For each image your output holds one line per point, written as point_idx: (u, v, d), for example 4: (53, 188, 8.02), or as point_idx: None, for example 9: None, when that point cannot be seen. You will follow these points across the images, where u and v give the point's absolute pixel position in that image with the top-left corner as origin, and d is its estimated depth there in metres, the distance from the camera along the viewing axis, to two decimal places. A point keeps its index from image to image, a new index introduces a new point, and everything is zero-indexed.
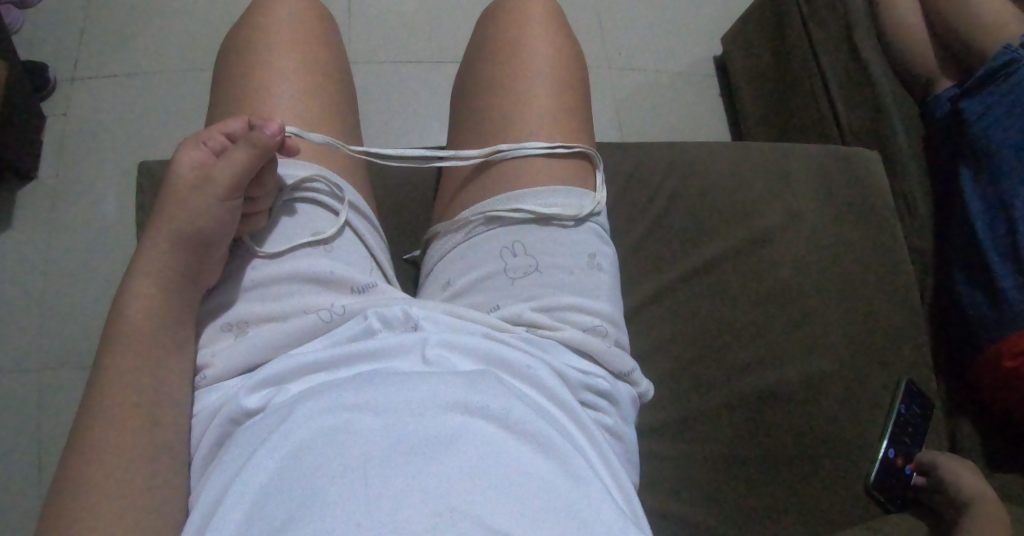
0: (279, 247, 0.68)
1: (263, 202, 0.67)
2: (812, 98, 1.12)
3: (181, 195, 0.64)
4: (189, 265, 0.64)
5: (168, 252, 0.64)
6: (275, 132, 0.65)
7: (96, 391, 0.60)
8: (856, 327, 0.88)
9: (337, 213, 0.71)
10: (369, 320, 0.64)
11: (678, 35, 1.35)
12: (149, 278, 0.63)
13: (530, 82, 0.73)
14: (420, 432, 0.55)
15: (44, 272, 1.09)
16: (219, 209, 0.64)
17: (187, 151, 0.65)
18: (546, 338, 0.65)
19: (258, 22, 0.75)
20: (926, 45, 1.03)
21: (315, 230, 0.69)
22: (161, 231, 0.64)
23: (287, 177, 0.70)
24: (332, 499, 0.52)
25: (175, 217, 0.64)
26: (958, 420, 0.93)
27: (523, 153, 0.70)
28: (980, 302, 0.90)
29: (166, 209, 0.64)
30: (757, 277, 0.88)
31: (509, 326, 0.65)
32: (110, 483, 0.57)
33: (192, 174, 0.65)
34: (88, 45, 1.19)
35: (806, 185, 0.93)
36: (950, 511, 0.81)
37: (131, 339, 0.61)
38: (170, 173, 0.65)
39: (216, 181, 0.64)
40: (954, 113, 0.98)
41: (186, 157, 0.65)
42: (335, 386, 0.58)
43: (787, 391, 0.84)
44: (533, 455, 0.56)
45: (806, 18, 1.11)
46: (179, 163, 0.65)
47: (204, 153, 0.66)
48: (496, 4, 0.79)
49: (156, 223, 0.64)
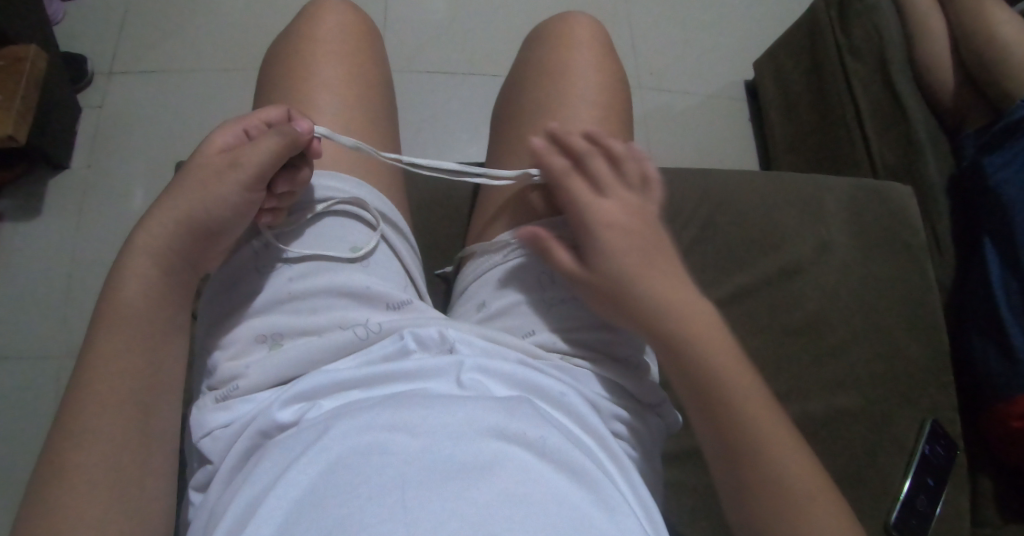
0: (310, 257, 0.68)
1: (293, 198, 0.67)
2: (845, 130, 1.11)
3: (202, 174, 0.64)
4: (192, 250, 0.64)
5: (172, 231, 0.63)
6: (307, 129, 0.66)
7: (125, 393, 0.60)
8: (886, 367, 0.89)
9: (373, 229, 0.71)
10: (404, 341, 0.64)
11: (710, 58, 1.35)
12: (147, 259, 0.63)
13: (575, 108, 0.74)
14: (458, 455, 0.56)
15: (71, 262, 1.09)
16: (238, 197, 0.64)
17: (224, 135, 0.67)
18: (578, 367, 0.67)
19: (305, 31, 0.76)
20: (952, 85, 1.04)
21: (353, 245, 0.69)
22: (172, 207, 0.64)
23: (330, 192, 0.70)
24: (371, 521, 0.52)
25: (188, 194, 0.64)
26: (976, 472, 0.91)
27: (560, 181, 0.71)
28: (991, 358, 0.90)
29: (184, 184, 0.64)
30: (785, 309, 0.90)
31: (543, 353, 0.67)
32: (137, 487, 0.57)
33: (219, 154, 0.65)
34: (127, 39, 1.20)
35: (839, 218, 0.94)
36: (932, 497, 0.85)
37: (157, 342, 0.62)
38: (200, 151, 0.66)
39: (243, 167, 0.64)
40: (973, 167, 0.98)
41: (221, 140, 0.67)
42: (373, 406, 0.60)
43: (810, 425, 0.86)
44: (567, 484, 0.57)
45: (842, 48, 1.11)
46: (211, 144, 0.66)
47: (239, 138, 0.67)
48: (545, 24, 0.80)
49: (170, 197, 0.65)
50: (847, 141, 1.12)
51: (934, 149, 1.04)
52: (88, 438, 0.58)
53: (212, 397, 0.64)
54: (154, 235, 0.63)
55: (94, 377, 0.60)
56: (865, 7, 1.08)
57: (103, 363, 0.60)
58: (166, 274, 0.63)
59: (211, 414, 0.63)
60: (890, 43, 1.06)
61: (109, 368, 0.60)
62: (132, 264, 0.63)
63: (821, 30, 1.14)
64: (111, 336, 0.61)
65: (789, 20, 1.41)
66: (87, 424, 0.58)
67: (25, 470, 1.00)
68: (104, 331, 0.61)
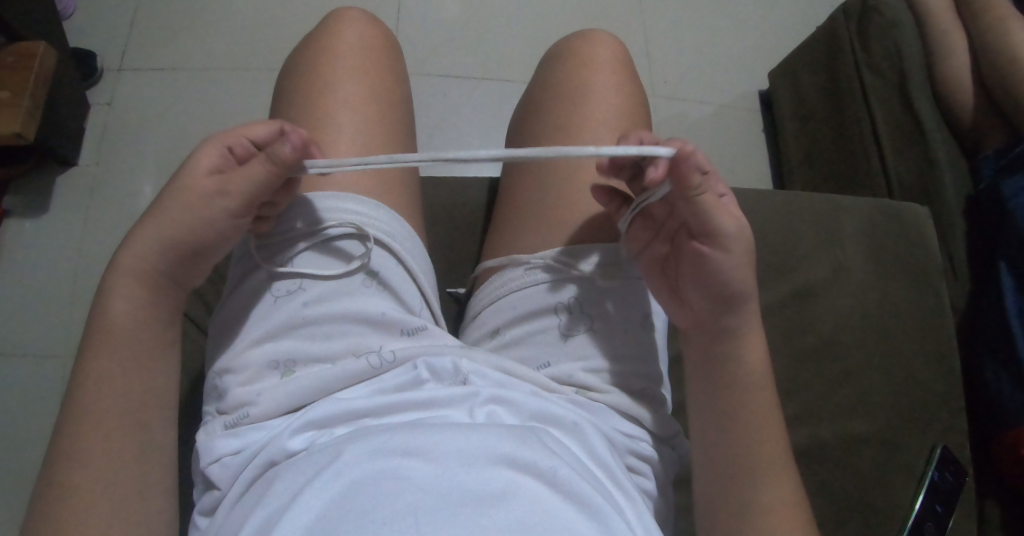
0: (304, 276, 0.67)
1: (279, 210, 0.67)
2: (863, 147, 1.10)
3: (188, 193, 0.63)
4: (182, 272, 0.64)
5: (158, 250, 0.63)
6: (300, 150, 0.63)
7: (122, 409, 0.60)
8: (898, 392, 0.89)
9: (364, 243, 0.68)
10: (418, 371, 0.65)
11: (727, 67, 1.34)
12: (133, 279, 0.62)
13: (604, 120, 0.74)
14: (470, 484, 0.57)
15: (78, 260, 1.08)
16: (226, 224, 0.64)
17: (212, 151, 0.64)
18: (595, 401, 0.68)
19: (324, 43, 0.75)
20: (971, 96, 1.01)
21: (343, 260, 0.68)
22: (157, 226, 0.63)
23: (340, 213, 0.68)
24: None
25: (173, 214, 0.63)
26: (985, 500, 0.90)
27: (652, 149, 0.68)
28: (1002, 382, 0.90)
29: (169, 202, 0.63)
30: (798, 332, 0.90)
31: (562, 387, 0.68)
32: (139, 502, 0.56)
33: (208, 175, 0.63)
34: (138, 35, 1.19)
35: (855, 241, 0.94)
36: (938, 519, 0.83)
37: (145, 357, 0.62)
38: (186, 165, 0.64)
39: (230, 196, 0.63)
40: (992, 188, 0.96)
41: (208, 155, 0.64)
42: (386, 430, 0.60)
43: (821, 450, 0.86)
44: (577, 516, 0.57)
45: (862, 64, 1.10)
46: (198, 160, 0.64)
47: (227, 156, 0.64)
48: (565, 43, 0.82)
49: (154, 213, 0.63)
50: (863, 160, 1.10)
51: (952, 169, 1.02)
52: (103, 458, 0.58)
53: (222, 423, 0.63)
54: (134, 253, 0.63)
55: (111, 395, 0.60)
56: (886, 23, 1.06)
57: (119, 382, 0.60)
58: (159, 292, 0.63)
59: (219, 440, 0.62)
60: (911, 60, 1.04)
61: (124, 388, 0.60)
62: (119, 281, 0.62)
63: (840, 45, 1.13)
64: (125, 355, 0.61)
65: (806, 31, 1.40)
66: (104, 444, 0.59)
67: (28, 471, 0.99)
68: (117, 350, 0.61)
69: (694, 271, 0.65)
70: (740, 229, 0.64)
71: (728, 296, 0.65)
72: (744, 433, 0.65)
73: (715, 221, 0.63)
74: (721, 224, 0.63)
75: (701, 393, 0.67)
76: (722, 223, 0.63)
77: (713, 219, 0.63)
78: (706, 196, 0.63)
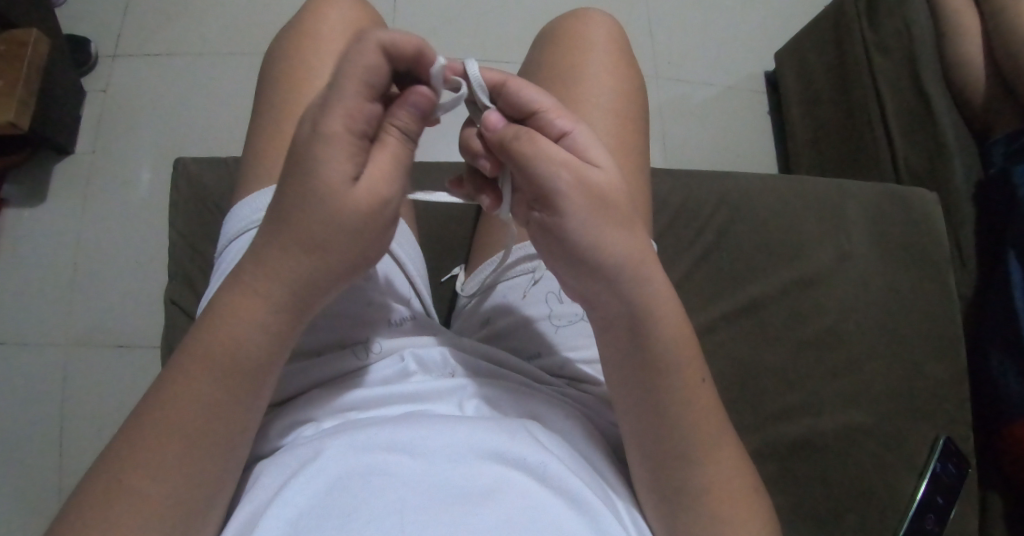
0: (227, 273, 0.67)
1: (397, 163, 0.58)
2: (868, 128, 1.07)
3: (377, 166, 0.56)
4: (296, 277, 0.57)
5: (377, 215, 0.56)
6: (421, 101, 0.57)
7: None
8: (900, 382, 0.87)
9: None
10: (406, 362, 0.66)
11: (730, 47, 1.31)
12: (274, 282, 0.56)
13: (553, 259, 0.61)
14: (456, 479, 0.56)
15: (76, 247, 1.08)
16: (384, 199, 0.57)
17: (345, 139, 0.54)
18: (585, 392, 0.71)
19: (309, 28, 0.74)
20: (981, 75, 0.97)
21: None
22: (362, 205, 0.55)
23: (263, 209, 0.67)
24: None
25: (381, 188, 0.56)
26: (988, 492, 0.89)
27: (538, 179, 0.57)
28: (1008, 374, 0.87)
29: (350, 190, 0.55)
30: (798, 320, 0.89)
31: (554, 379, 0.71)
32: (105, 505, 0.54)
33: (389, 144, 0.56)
34: (132, 20, 1.18)
35: (859, 225, 0.92)
36: (937, 516, 0.82)
37: None
38: (329, 162, 0.54)
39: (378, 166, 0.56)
40: (1001, 174, 0.92)
41: (348, 140, 0.54)
42: (371, 425, 0.59)
43: (821, 441, 0.85)
44: (566, 511, 0.56)
45: (870, 44, 1.07)
46: (341, 150, 0.54)
47: (370, 119, 0.55)
48: (557, 23, 0.81)
49: (304, 217, 0.55)
50: (869, 142, 1.07)
51: (962, 151, 0.99)
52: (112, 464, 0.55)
53: None
54: (288, 259, 0.56)
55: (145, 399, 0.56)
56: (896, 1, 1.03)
57: (189, 385, 0.56)
58: (300, 284, 0.57)
59: None
60: (920, 40, 1.01)
61: (177, 390, 0.56)
62: (237, 288, 0.57)
63: (847, 24, 1.09)
64: (204, 356, 0.56)
65: (816, 8, 1.36)
66: (127, 449, 0.55)
67: (32, 457, 0.99)
68: (212, 356, 0.56)
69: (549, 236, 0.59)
70: (584, 181, 0.56)
71: (590, 266, 0.58)
72: (685, 428, 0.61)
73: (540, 177, 0.57)
74: (547, 182, 0.56)
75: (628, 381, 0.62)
76: (550, 177, 0.56)
77: (537, 175, 0.57)
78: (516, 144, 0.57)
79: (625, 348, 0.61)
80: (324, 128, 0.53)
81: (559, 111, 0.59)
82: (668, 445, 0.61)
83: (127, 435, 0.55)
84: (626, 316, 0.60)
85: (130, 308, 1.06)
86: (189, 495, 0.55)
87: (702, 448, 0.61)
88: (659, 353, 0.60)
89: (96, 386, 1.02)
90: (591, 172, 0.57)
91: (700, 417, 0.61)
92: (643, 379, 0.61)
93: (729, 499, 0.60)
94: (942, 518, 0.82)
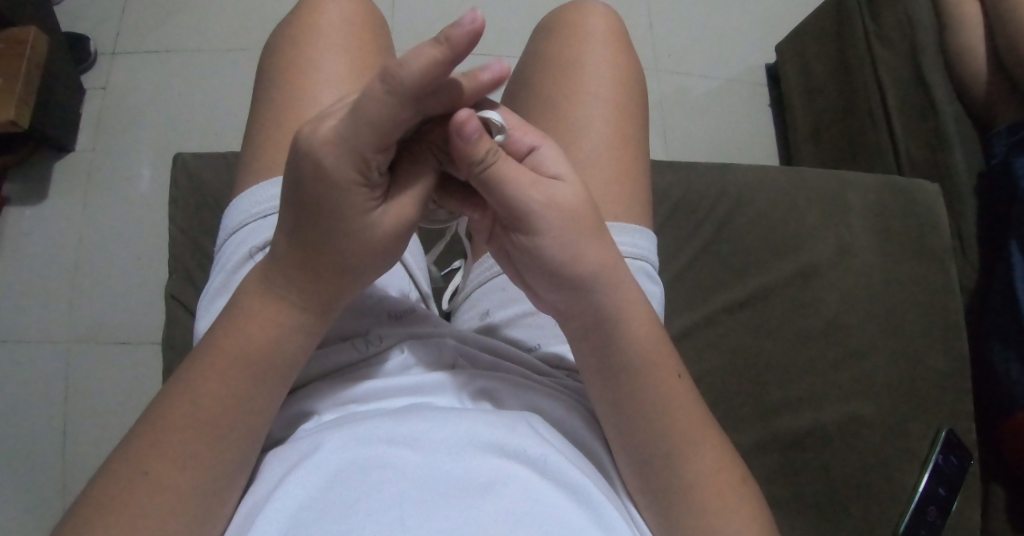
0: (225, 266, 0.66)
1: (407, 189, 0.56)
2: (870, 119, 1.07)
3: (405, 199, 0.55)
4: (324, 292, 0.57)
5: (402, 238, 0.57)
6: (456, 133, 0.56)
7: None
8: (902, 374, 0.87)
9: None
10: (405, 355, 0.66)
11: (731, 39, 1.31)
12: (295, 295, 0.57)
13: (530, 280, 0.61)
14: (456, 472, 0.56)
15: (77, 244, 1.08)
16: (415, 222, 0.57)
17: (361, 184, 0.53)
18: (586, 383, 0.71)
19: (306, 21, 0.74)
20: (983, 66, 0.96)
21: (249, 246, 0.66)
22: (389, 229, 0.55)
23: (263, 202, 0.67)
24: None
25: (408, 216, 0.56)
26: (990, 483, 0.89)
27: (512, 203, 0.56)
28: (1010, 366, 0.87)
29: (376, 220, 0.55)
30: (800, 313, 0.89)
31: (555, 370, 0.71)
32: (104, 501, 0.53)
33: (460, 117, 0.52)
34: (131, 17, 1.18)
35: (860, 217, 0.92)
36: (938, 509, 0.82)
37: None
38: (349, 206, 0.53)
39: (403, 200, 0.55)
40: (1004, 166, 0.92)
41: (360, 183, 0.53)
42: (371, 418, 0.59)
43: (823, 434, 0.85)
44: (568, 503, 0.56)
45: (871, 35, 1.06)
46: (358, 194, 0.53)
47: (382, 163, 0.53)
48: (556, 14, 0.80)
49: (333, 247, 0.55)
50: (871, 132, 1.07)
51: (964, 142, 0.98)
52: (119, 467, 0.54)
53: None
54: (312, 282, 0.57)
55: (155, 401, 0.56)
56: None
57: (202, 386, 0.56)
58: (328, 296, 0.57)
59: None
60: (922, 31, 1.00)
61: (189, 390, 0.56)
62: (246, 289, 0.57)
63: (849, 15, 1.09)
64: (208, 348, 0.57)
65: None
66: (127, 444, 0.55)
67: (35, 453, 1.00)
68: (223, 357, 0.56)
69: (522, 252, 0.59)
70: (551, 197, 0.56)
71: (562, 281, 0.58)
72: (686, 421, 0.61)
73: (513, 196, 0.55)
74: (516, 200, 0.55)
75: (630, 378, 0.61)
76: (526, 195, 0.55)
77: (505, 195, 0.55)
78: (492, 166, 0.54)
79: (607, 354, 0.61)
80: (336, 180, 0.52)
81: (524, 129, 0.58)
82: (669, 438, 0.60)
83: (134, 436, 0.55)
84: (596, 324, 0.60)
85: (132, 305, 1.06)
86: (202, 499, 0.55)
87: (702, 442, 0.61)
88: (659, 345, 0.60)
89: (98, 382, 1.03)
90: (556, 187, 0.57)
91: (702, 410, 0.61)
92: (639, 373, 0.61)
93: (731, 491, 0.60)
94: (942, 510, 0.83)
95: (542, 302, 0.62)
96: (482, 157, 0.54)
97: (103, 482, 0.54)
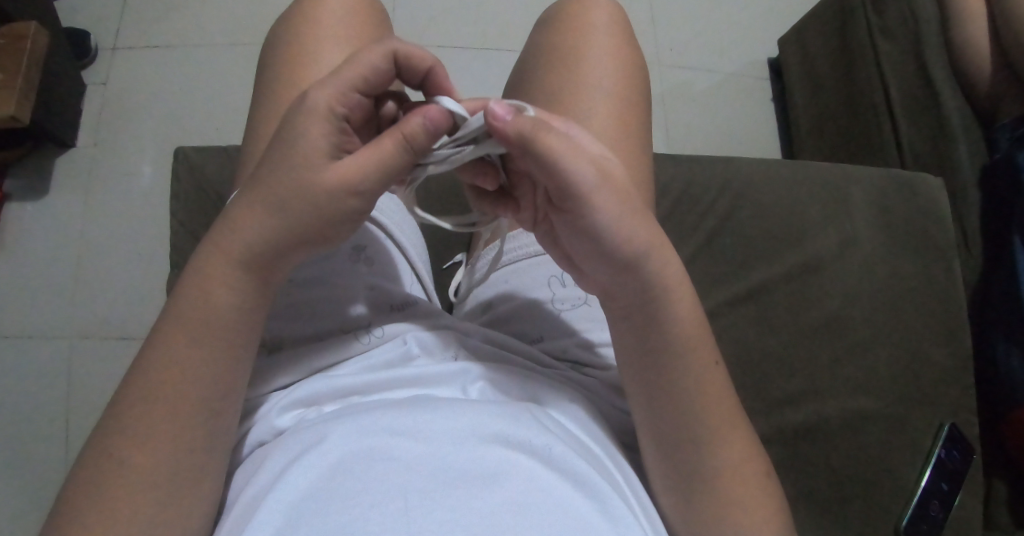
0: None
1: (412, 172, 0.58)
2: (873, 112, 1.06)
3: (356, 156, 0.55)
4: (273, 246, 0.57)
5: (340, 197, 0.56)
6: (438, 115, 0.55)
7: None
8: (905, 368, 0.86)
9: None
10: (408, 346, 0.66)
11: (733, 33, 1.30)
12: (250, 241, 0.57)
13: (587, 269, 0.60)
14: (461, 462, 0.56)
15: (79, 240, 1.08)
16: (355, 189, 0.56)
17: (325, 117, 0.56)
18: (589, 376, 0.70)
19: (307, 14, 0.73)
20: (987, 59, 0.95)
21: None
22: (330, 177, 0.55)
23: None
24: (373, 529, 0.52)
25: (352, 176, 0.55)
26: (992, 478, 0.89)
27: (573, 182, 0.54)
28: (1013, 361, 0.87)
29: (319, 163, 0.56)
30: (802, 307, 0.89)
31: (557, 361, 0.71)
32: (108, 497, 0.53)
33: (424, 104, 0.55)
34: (132, 12, 1.17)
35: (863, 209, 0.91)
36: (939, 506, 0.83)
37: None
38: (306, 132, 0.56)
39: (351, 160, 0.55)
40: (1007, 160, 0.92)
41: (324, 118, 0.56)
42: (374, 411, 0.59)
43: (825, 428, 0.85)
44: (573, 493, 0.56)
45: (875, 27, 1.05)
46: (314, 123, 0.55)
47: (351, 107, 0.57)
48: (557, 7, 0.80)
49: (281, 183, 0.56)
50: (874, 125, 1.07)
51: (967, 137, 0.97)
52: (115, 464, 0.54)
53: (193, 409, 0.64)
54: (261, 225, 0.57)
55: (131, 378, 0.57)
56: None
57: (175, 357, 0.56)
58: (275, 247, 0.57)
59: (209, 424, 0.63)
60: (926, 24, 0.99)
61: (165, 368, 0.56)
62: (218, 249, 0.58)
63: (852, 7, 1.08)
64: (188, 317, 0.57)
65: None
66: (127, 439, 0.55)
67: (37, 450, 1.00)
68: (190, 316, 0.57)
69: (577, 240, 0.58)
70: (610, 169, 0.56)
71: (618, 264, 0.58)
72: (689, 416, 0.60)
73: (568, 171, 0.54)
74: (577, 177, 0.54)
75: (640, 371, 0.62)
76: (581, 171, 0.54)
77: (567, 171, 0.54)
78: (547, 140, 0.53)
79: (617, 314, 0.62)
80: (306, 103, 0.56)
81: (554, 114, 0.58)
82: (674, 435, 0.61)
83: (127, 431, 0.55)
84: (642, 303, 0.60)
85: (132, 302, 1.06)
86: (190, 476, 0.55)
87: (704, 436, 0.60)
88: (660, 337, 0.60)
89: (104, 379, 1.03)
90: (607, 159, 0.57)
91: (702, 404, 0.61)
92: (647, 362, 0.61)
93: (737, 493, 0.60)
94: (944, 505, 0.83)
95: (590, 281, 0.62)
96: (533, 129, 0.53)
97: (102, 479, 0.54)
